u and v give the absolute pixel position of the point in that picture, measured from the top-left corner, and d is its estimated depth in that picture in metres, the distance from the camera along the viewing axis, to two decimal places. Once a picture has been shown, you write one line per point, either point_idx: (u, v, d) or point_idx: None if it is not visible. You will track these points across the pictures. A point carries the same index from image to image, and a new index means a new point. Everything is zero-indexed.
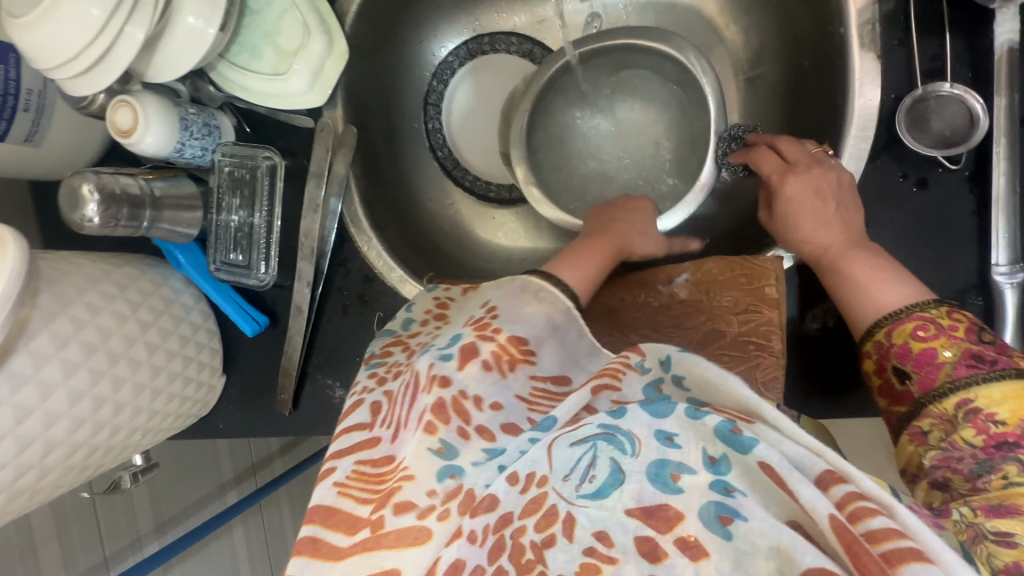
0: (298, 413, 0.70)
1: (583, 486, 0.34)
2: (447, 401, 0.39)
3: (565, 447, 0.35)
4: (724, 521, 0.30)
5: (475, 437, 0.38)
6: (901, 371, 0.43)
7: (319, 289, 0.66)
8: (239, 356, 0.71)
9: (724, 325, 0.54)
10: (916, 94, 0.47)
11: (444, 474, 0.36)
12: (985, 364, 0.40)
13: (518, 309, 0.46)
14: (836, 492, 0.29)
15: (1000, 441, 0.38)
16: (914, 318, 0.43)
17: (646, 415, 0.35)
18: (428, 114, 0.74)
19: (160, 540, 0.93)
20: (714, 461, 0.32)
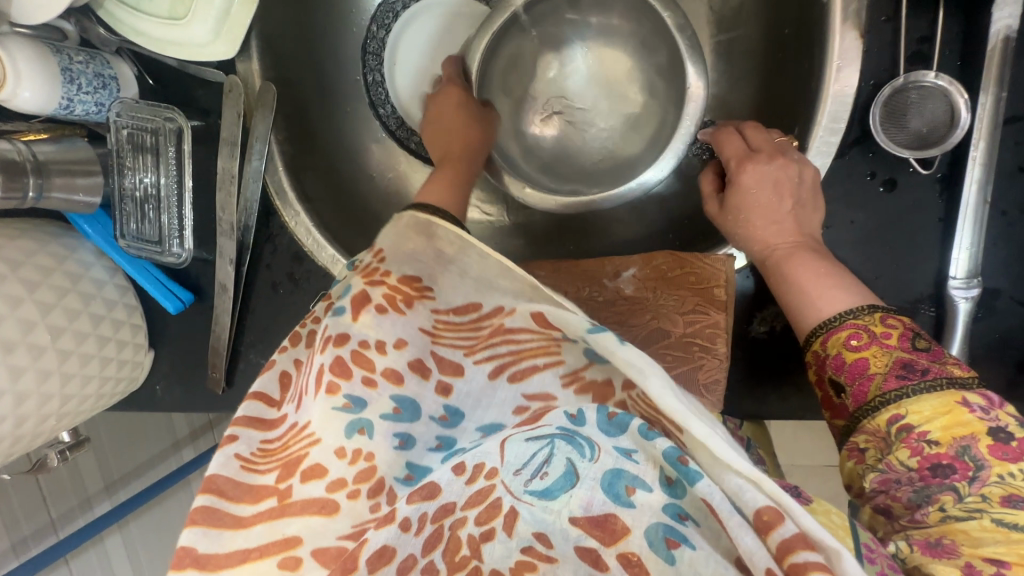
0: (232, 392, 0.66)
1: (532, 481, 0.36)
2: (345, 358, 0.35)
3: (520, 441, 0.36)
4: (670, 544, 0.32)
5: (383, 384, 0.35)
6: (838, 384, 0.41)
7: (244, 265, 0.60)
8: (167, 330, 0.67)
9: (670, 324, 0.50)
10: (896, 83, 0.42)
11: (351, 433, 0.34)
12: (916, 374, 0.38)
13: (406, 248, 0.39)
14: (773, 539, 0.27)
15: (934, 467, 0.36)
16: (848, 325, 0.40)
17: (602, 433, 0.35)
18: (367, 65, 0.64)
19: (112, 500, 0.93)
20: (670, 483, 0.33)
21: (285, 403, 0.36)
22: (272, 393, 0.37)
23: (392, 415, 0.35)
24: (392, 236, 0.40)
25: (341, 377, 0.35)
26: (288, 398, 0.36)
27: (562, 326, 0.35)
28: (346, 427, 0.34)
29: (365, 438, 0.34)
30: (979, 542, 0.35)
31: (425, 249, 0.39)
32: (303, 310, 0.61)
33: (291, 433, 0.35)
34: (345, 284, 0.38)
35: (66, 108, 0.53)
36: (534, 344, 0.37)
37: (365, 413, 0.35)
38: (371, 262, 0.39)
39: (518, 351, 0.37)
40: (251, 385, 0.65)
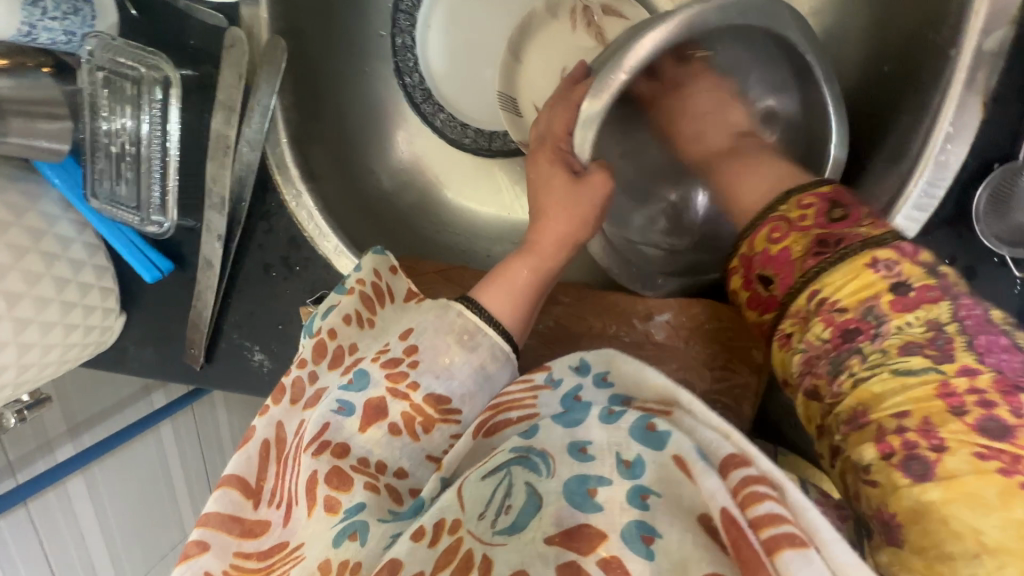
0: (210, 369, 0.61)
1: (499, 520, 0.31)
2: (344, 468, 0.35)
3: (475, 481, 0.32)
4: (647, 540, 0.27)
5: (384, 493, 0.34)
6: (765, 276, 0.38)
7: (234, 242, 0.54)
8: (143, 295, 0.61)
9: (696, 378, 0.46)
10: (1013, 167, 0.37)
11: (340, 541, 0.32)
12: (832, 243, 0.34)
13: (440, 360, 0.39)
14: (735, 476, 0.27)
15: (844, 334, 0.32)
16: (768, 223, 0.39)
17: (558, 430, 0.32)
18: (398, 25, 0.58)
19: (75, 443, 0.89)
20: (629, 466, 0.29)
21: (263, 505, 0.36)
22: (250, 477, 0.36)
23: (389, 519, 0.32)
24: (433, 328, 0.40)
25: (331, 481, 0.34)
26: (273, 501, 0.36)
27: (546, 368, 0.37)
28: (335, 533, 0.32)
29: (355, 544, 0.31)
30: (881, 399, 0.30)
31: (466, 362, 0.39)
32: (296, 299, 0.55)
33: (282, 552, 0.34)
34: (362, 371, 0.38)
35: (29, 36, 0.45)
36: (511, 397, 0.36)
37: (361, 514, 0.33)
38: (400, 354, 0.39)
39: (496, 406, 0.37)
40: (231, 366, 0.61)
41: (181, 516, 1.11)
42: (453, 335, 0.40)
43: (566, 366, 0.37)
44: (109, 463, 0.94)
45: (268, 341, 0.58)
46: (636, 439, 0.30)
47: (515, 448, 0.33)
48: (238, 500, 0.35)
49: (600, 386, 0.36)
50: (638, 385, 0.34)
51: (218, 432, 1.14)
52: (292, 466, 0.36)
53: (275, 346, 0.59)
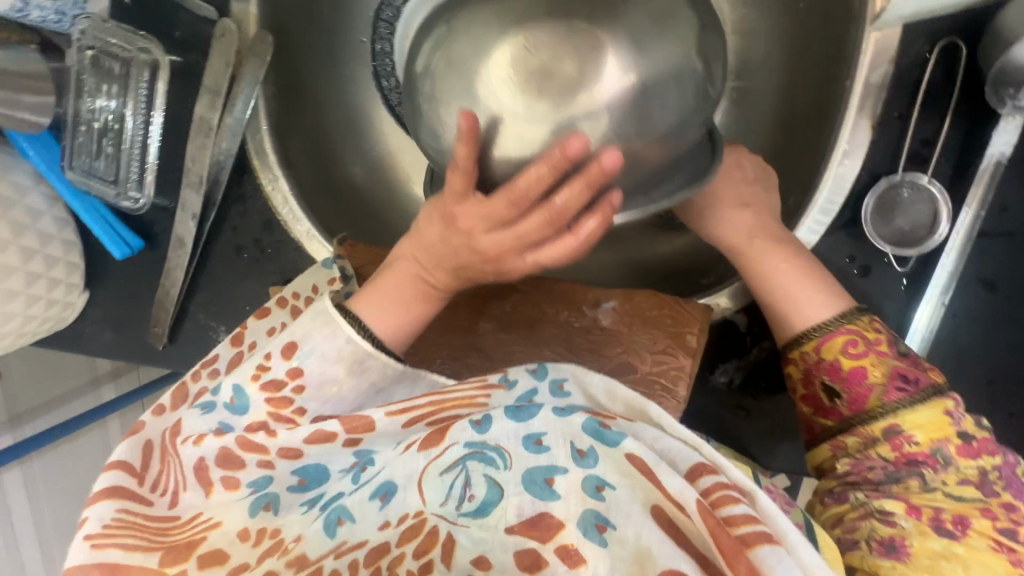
0: (173, 349, 0.62)
1: (463, 504, 0.36)
2: (234, 449, 0.40)
3: (436, 476, 0.36)
4: (600, 529, 0.32)
5: (281, 464, 0.40)
6: (834, 389, 0.41)
7: (208, 222, 0.56)
8: (108, 273, 0.61)
9: (638, 360, 0.51)
10: (893, 178, 0.44)
11: (255, 511, 0.37)
12: (913, 385, 0.39)
13: (325, 377, 0.42)
14: (705, 481, 0.32)
15: (911, 459, 0.39)
16: (844, 333, 0.41)
17: (512, 424, 0.37)
18: (378, 31, 0.61)
19: (15, 433, 0.86)
20: (582, 454, 0.35)
21: (149, 491, 0.38)
22: (134, 463, 0.39)
23: (297, 487, 0.39)
24: (318, 352, 0.42)
25: (224, 463, 0.40)
26: (158, 489, 0.39)
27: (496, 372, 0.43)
28: (251, 505, 0.38)
29: (269, 514, 0.38)
30: (876, 441, 0.40)
31: (354, 386, 0.43)
32: (266, 279, 0.58)
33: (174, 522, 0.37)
34: (240, 389, 0.42)
35: (20, 11, 0.46)
36: (461, 395, 0.41)
37: (272, 488, 0.39)
38: (282, 377, 0.41)
39: (433, 400, 0.41)
40: (195, 347, 0.62)
41: None
42: (343, 361, 0.42)
43: (522, 370, 0.42)
44: (50, 456, 0.91)
45: (234, 322, 0.60)
46: (587, 432, 0.35)
47: (471, 445, 0.37)
48: (124, 487, 0.37)
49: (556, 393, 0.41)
50: (605, 399, 0.40)
51: None
52: (174, 459, 0.40)
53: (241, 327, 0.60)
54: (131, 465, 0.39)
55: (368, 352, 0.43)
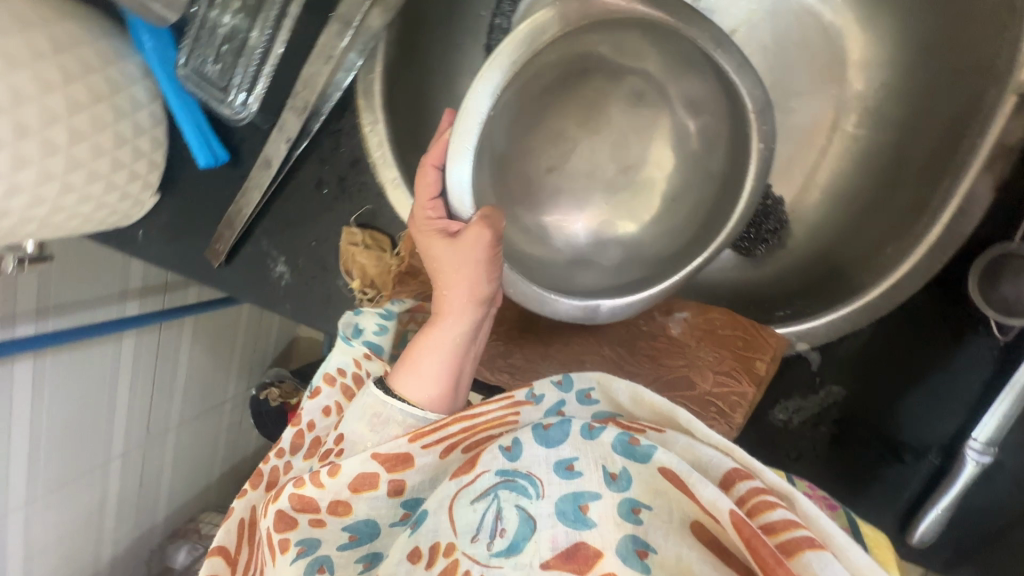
0: (228, 270, 0.62)
1: (495, 544, 0.38)
2: (288, 510, 0.44)
3: (468, 505, 0.41)
4: (642, 555, 0.34)
5: (330, 521, 0.44)
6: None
7: (298, 150, 0.56)
8: (182, 181, 0.61)
9: (698, 378, 0.50)
10: (1007, 247, 0.43)
11: (312, 574, 0.42)
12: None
13: (361, 444, 0.47)
14: (740, 489, 0.34)
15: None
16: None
17: (543, 451, 0.40)
18: (501, 7, 0.62)
19: (36, 326, 0.85)
20: (615, 478, 0.38)
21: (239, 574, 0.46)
22: (230, 546, 0.46)
23: (348, 542, 0.44)
24: (351, 420, 0.48)
25: (275, 523, 0.44)
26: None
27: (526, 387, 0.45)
28: (306, 569, 0.42)
29: (326, 574, 0.42)
30: None
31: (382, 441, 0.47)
32: (339, 218, 0.58)
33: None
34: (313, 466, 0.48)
35: None
36: (489, 417, 0.44)
37: (322, 551, 0.43)
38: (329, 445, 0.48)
39: (465, 425, 0.45)
40: (250, 271, 0.62)
41: (111, 431, 1.08)
42: (368, 421, 0.47)
43: (547, 384, 0.45)
44: (62, 356, 0.91)
45: (295, 254, 0.60)
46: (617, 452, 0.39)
47: (502, 473, 0.41)
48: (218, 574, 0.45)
49: (583, 402, 0.44)
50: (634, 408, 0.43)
51: (174, 360, 1.17)
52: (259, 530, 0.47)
53: (301, 261, 0.60)
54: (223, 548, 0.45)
55: (384, 402, 0.47)
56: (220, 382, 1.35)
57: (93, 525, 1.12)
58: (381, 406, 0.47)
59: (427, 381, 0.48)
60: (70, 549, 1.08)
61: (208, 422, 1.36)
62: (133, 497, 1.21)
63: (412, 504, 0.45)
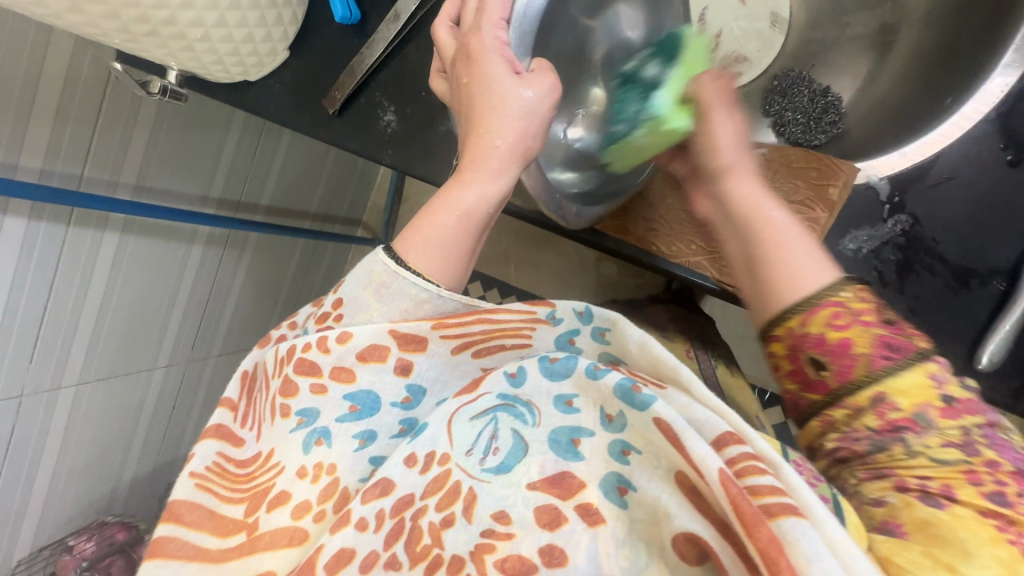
0: (339, 120, 0.69)
1: (488, 460, 0.50)
2: (287, 387, 0.51)
3: (466, 421, 0.51)
4: (620, 490, 0.45)
5: (331, 388, 0.51)
6: (820, 361, 0.47)
7: (424, 9, 0.66)
8: (311, 41, 0.70)
9: (775, 206, 0.55)
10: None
11: (310, 446, 0.50)
12: (897, 352, 0.45)
13: (383, 302, 0.54)
14: (731, 450, 0.39)
15: (894, 426, 0.44)
16: (829, 306, 0.47)
17: (546, 388, 0.50)
18: None
19: (133, 199, 0.91)
20: (610, 418, 0.46)
21: (243, 428, 0.54)
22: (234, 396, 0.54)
23: (349, 415, 0.51)
24: (358, 286, 0.54)
25: (281, 392, 0.51)
26: (248, 424, 0.54)
27: (548, 305, 0.53)
28: (304, 445, 0.51)
29: (323, 445, 0.51)
30: None
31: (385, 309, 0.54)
32: None
33: (257, 461, 0.51)
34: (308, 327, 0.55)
35: None
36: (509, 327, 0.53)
37: (320, 424, 0.51)
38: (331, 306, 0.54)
39: (487, 332, 0.53)
40: (360, 121, 0.68)
41: (163, 338, 1.10)
42: (371, 286, 0.54)
43: (569, 312, 0.53)
44: (144, 239, 0.97)
45: (405, 105, 0.67)
46: (617, 396, 0.44)
47: (502, 398, 0.51)
48: (222, 427, 0.52)
49: (595, 338, 0.53)
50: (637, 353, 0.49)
51: (231, 282, 1.23)
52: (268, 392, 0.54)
53: (409, 112, 0.68)
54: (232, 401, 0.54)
55: (394, 272, 0.54)
56: (261, 323, 1.40)
57: (123, 436, 1.10)
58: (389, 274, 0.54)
59: (448, 224, 0.56)
60: (101, 451, 1.06)
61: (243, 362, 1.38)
62: (163, 422, 1.19)
63: (416, 390, 0.53)
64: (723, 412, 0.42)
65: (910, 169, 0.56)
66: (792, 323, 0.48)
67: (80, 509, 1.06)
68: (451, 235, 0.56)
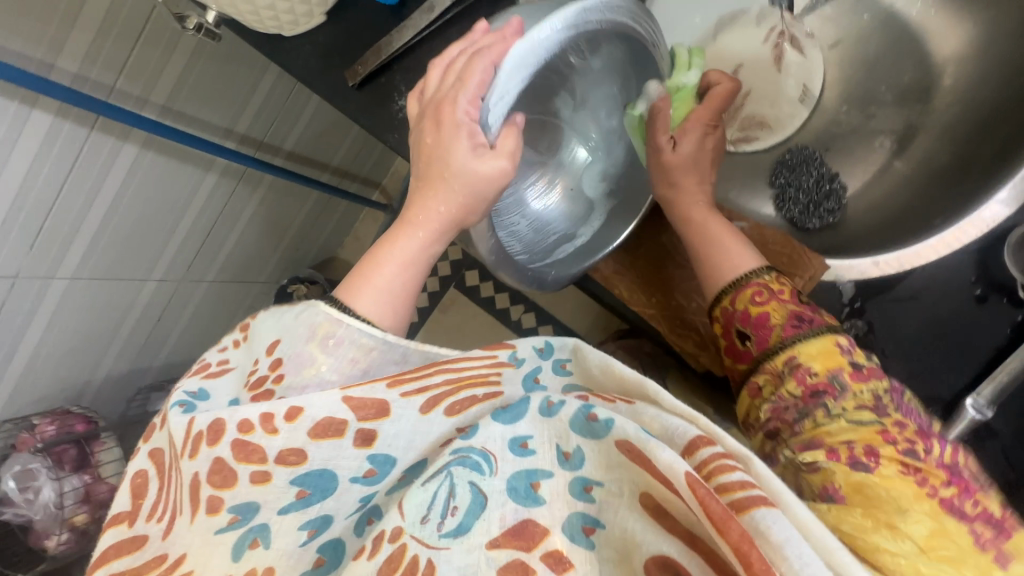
0: (356, 94, 0.71)
1: (444, 522, 0.42)
2: (215, 462, 0.44)
3: (419, 489, 0.43)
4: (587, 532, 0.39)
5: (271, 476, 0.45)
6: (744, 333, 0.58)
7: (459, 7, 0.67)
8: (347, 12, 0.71)
9: None
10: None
11: (241, 554, 0.43)
12: (803, 324, 0.56)
13: (324, 376, 0.49)
14: (704, 452, 0.36)
15: (814, 392, 0.52)
16: (753, 286, 0.59)
17: (499, 428, 0.44)
18: None
19: (158, 118, 0.94)
20: (569, 457, 0.41)
21: (144, 521, 0.45)
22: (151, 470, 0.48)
23: (292, 504, 0.45)
24: (295, 343, 0.50)
25: (213, 483, 0.44)
26: (156, 517, 0.45)
27: (510, 347, 0.48)
28: (235, 551, 0.43)
29: (259, 547, 0.44)
30: None
31: (331, 364, 0.50)
32: None
33: (160, 569, 0.43)
34: (234, 397, 0.49)
35: None
36: (476, 373, 0.47)
37: (257, 525, 0.44)
38: (267, 371, 0.49)
39: (457, 381, 0.47)
40: (376, 100, 0.70)
41: (160, 254, 1.14)
42: (313, 339, 0.50)
43: (529, 348, 0.49)
44: (162, 156, 1.01)
45: None
46: (575, 430, 0.41)
47: (456, 451, 0.44)
48: (124, 514, 0.46)
49: (557, 372, 0.48)
50: (602, 380, 0.45)
51: (237, 218, 1.27)
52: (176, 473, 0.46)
53: None
54: (147, 471, 0.47)
55: (339, 321, 0.50)
56: (260, 261, 1.45)
57: (104, 338, 1.15)
58: (331, 328, 0.50)
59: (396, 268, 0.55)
60: (82, 344, 1.11)
61: (233, 291, 1.43)
62: (143, 334, 1.24)
63: (383, 461, 0.46)
64: (693, 416, 0.38)
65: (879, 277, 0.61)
66: (727, 301, 0.60)
67: (46, 394, 1.11)
68: (398, 288, 0.56)
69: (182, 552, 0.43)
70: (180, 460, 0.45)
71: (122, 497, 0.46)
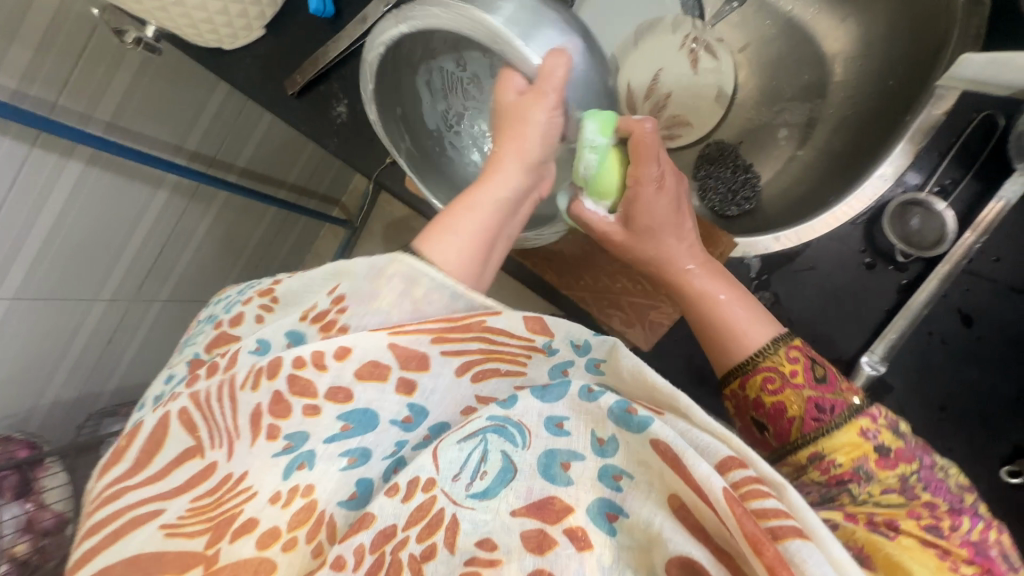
0: (297, 102, 0.73)
1: (473, 485, 0.44)
2: (279, 394, 0.45)
3: (454, 446, 0.45)
4: (609, 518, 0.39)
5: (325, 407, 0.46)
6: (761, 422, 0.53)
7: (391, 16, 0.71)
8: (287, 25, 0.74)
9: (659, 263, 0.64)
10: (911, 196, 0.58)
11: (291, 470, 0.44)
12: (825, 413, 0.49)
13: (371, 297, 0.48)
14: (735, 474, 0.35)
15: (839, 478, 0.48)
16: (762, 371, 0.53)
17: (536, 405, 0.44)
18: None
19: (103, 134, 0.95)
20: (602, 444, 0.41)
21: (207, 449, 0.44)
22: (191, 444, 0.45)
23: (342, 431, 0.46)
24: (361, 276, 0.49)
25: (275, 412, 0.45)
26: (219, 443, 0.45)
27: (546, 335, 0.47)
28: (285, 470, 0.44)
29: (304, 469, 0.45)
30: None
31: (396, 302, 0.48)
32: None
33: (223, 487, 0.43)
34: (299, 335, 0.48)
35: None
36: (506, 351, 0.48)
37: (306, 451, 0.45)
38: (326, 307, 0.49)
39: (487, 352, 0.48)
40: (316, 107, 0.73)
41: (110, 272, 1.13)
42: (374, 276, 0.49)
43: (566, 342, 0.47)
44: (109, 172, 1.01)
45: (359, 100, 0.72)
46: (610, 420, 0.41)
47: (493, 419, 0.45)
48: (190, 450, 0.44)
49: (590, 369, 0.46)
50: (630, 386, 0.43)
51: (192, 234, 1.27)
52: (225, 403, 0.45)
53: (361, 105, 0.72)
54: (190, 410, 0.45)
55: (391, 257, 0.49)
56: (217, 279, 1.44)
57: (52, 359, 1.12)
58: (402, 264, 0.49)
59: (474, 224, 0.54)
60: (28, 370, 1.08)
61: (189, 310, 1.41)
62: (94, 354, 1.21)
63: (418, 411, 0.48)
64: (725, 434, 0.38)
65: (781, 252, 0.62)
66: (737, 384, 0.54)
67: None
68: (480, 235, 0.54)
69: (245, 470, 0.44)
70: (237, 392, 0.45)
71: (179, 433, 0.45)
